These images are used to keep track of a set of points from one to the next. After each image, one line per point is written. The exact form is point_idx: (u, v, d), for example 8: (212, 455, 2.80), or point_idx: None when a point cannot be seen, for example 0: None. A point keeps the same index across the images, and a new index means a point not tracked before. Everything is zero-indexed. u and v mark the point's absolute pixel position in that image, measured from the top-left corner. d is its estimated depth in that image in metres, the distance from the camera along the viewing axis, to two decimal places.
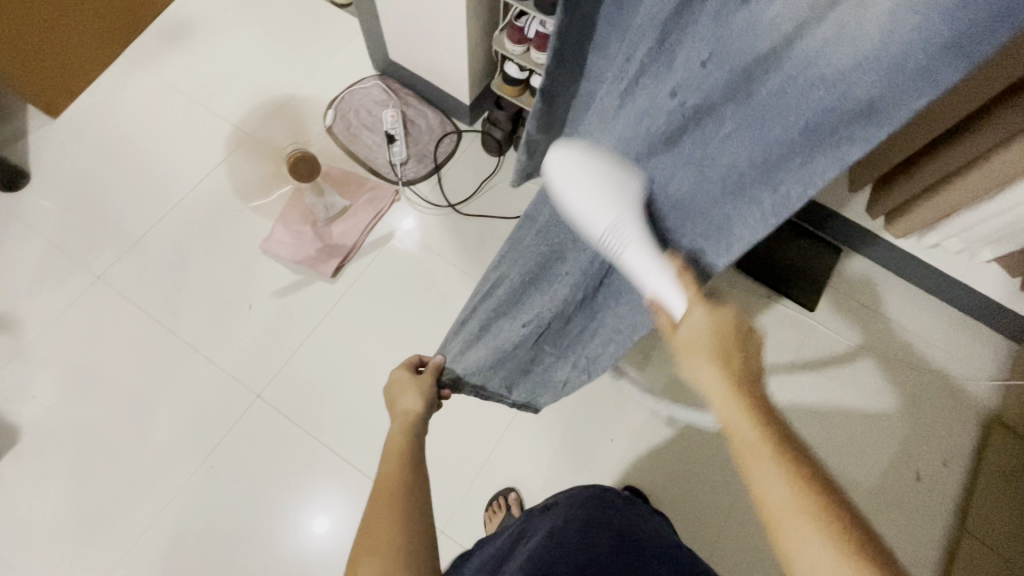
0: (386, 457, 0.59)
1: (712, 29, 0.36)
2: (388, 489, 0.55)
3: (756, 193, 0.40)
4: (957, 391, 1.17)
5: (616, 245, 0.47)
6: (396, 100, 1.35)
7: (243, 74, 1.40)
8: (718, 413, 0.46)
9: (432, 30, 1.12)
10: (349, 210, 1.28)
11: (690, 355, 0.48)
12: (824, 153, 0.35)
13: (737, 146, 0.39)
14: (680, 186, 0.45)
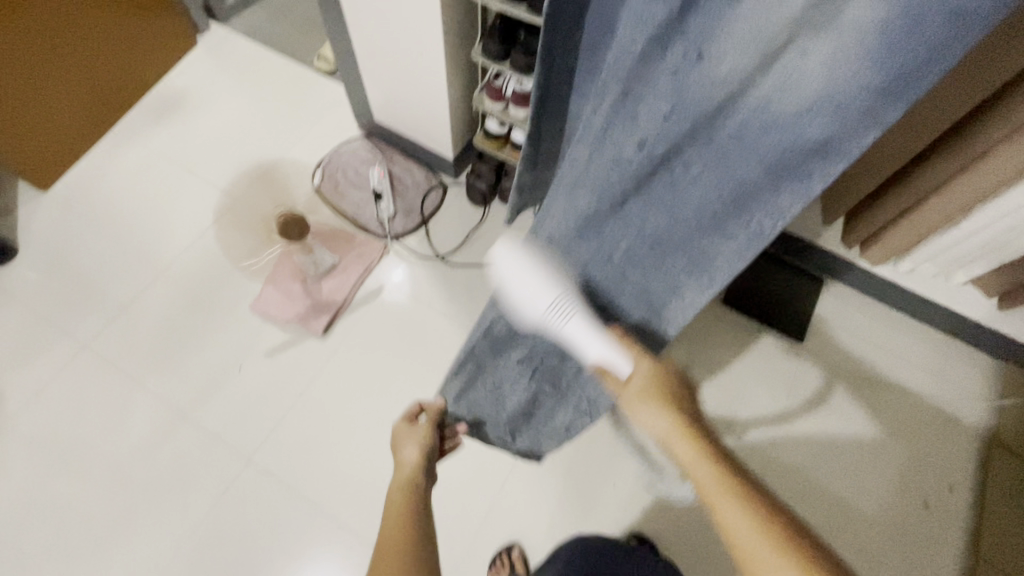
0: (388, 517, 0.57)
1: (672, 87, 0.44)
2: (391, 550, 0.52)
3: (734, 224, 0.50)
4: (954, 413, 1.17)
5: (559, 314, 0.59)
6: (382, 158, 1.39)
7: (232, 141, 1.45)
8: (679, 459, 0.52)
9: (415, 93, 1.18)
10: (338, 266, 1.29)
11: (648, 410, 0.56)
12: (789, 188, 0.45)
13: (708, 186, 0.49)
14: (660, 223, 0.54)
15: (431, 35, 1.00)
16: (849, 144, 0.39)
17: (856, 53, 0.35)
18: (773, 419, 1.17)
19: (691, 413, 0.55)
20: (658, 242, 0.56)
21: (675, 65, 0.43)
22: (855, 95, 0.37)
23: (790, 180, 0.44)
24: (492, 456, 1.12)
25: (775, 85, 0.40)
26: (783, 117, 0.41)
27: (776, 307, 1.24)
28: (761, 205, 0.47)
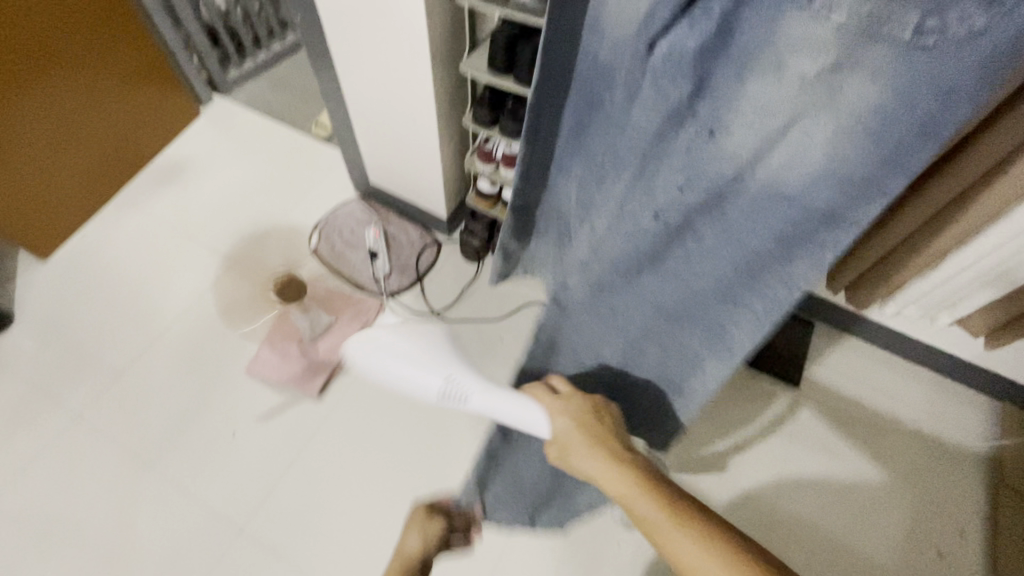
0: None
1: (687, 169, 0.53)
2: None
3: (754, 286, 0.58)
4: (958, 455, 1.16)
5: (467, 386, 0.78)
6: (377, 218, 1.43)
7: (231, 205, 1.49)
8: (614, 494, 0.63)
9: (409, 157, 1.24)
10: (334, 325, 1.30)
11: (581, 457, 0.68)
12: (801, 257, 0.53)
13: (723, 252, 0.58)
14: (688, 277, 0.63)
15: (423, 104, 1.06)
16: (853, 218, 0.47)
17: (849, 147, 0.43)
18: (776, 468, 1.16)
19: (619, 451, 0.67)
20: (687, 297, 0.65)
21: (691, 145, 0.51)
22: (848, 181, 0.45)
23: (800, 248, 0.52)
24: (493, 517, 1.09)
25: (777, 175, 0.48)
26: (788, 195, 0.49)
27: (772, 353, 1.24)
28: (772, 268, 0.55)
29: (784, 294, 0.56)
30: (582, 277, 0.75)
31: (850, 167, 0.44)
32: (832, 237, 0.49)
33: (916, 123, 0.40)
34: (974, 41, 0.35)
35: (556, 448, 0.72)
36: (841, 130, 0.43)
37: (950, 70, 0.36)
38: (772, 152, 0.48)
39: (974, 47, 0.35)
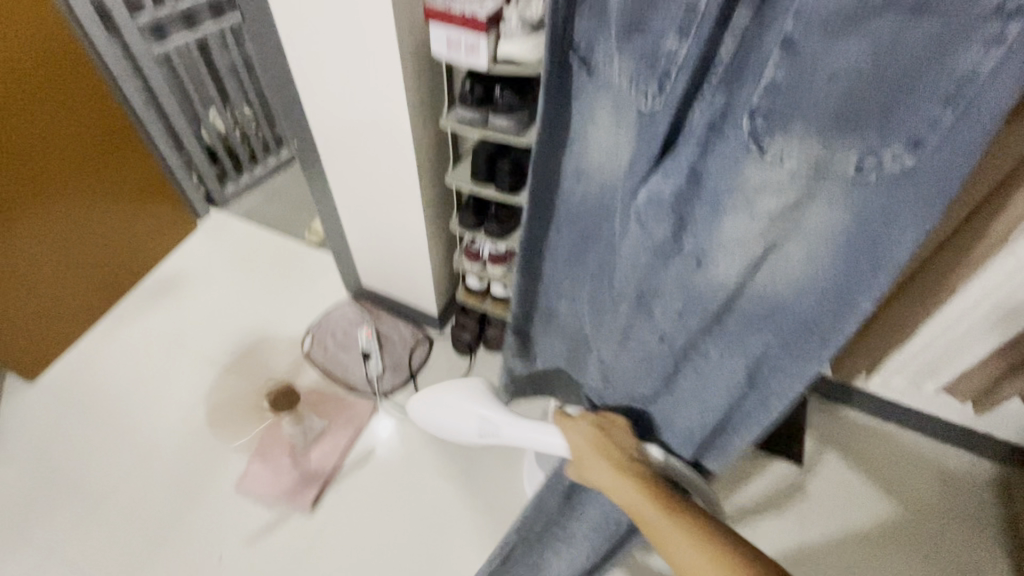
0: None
1: (685, 294, 0.69)
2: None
3: (779, 377, 0.70)
4: (974, 528, 1.13)
5: (492, 422, 0.92)
6: (369, 317, 1.46)
7: (225, 314, 1.52)
8: (619, 499, 0.74)
9: (401, 261, 1.30)
10: (327, 431, 1.28)
11: (596, 468, 0.78)
12: (811, 353, 0.65)
13: (739, 354, 0.71)
14: (722, 373, 0.74)
15: (412, 211, 1.13)
16: (840, 326, 0.61)
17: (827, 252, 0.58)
18: (794, 556, 1.11)
19: (632, 468, 0.77)
20: (708, 391, 0.77)
21: (683, 272, 0.68)
22: (839, 281, 0.59)
23: (807, 336, 0.64)
24: None
25: (773, 276, 0.64)
26: (784, 301, 0.64)
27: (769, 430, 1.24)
28: (786, 363, 0.68)
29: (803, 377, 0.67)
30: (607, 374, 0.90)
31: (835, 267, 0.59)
32: (835, 326, 0.61)
33: (876, 236, 0.54)
34: (904, 181, 0.49)
35: (574, 467, 0.83)
36: (823, 240, 0.58)
37: (888, 202, 0.51)
38: (770, 259, 0.63)
39: (903, 183, 0.50)
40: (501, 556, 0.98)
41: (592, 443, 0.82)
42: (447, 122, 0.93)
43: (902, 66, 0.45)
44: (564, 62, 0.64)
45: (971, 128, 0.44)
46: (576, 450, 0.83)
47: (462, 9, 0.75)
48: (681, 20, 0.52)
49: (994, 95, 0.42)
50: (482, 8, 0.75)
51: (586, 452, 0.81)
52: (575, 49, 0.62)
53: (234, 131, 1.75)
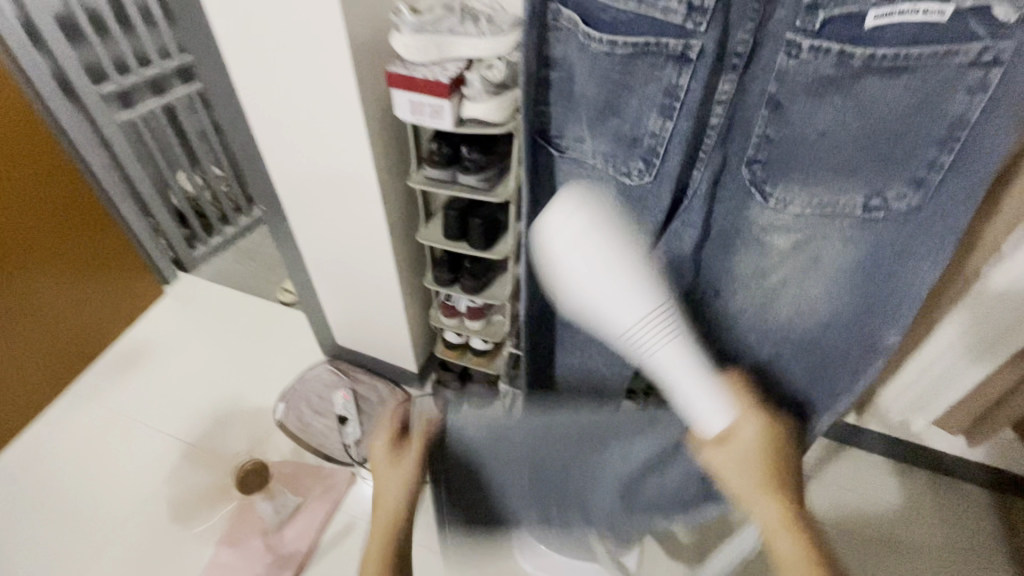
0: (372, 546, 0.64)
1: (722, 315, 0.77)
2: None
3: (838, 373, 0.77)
4: (983, 566, 1.08)
5: (662, 335, 0.52)
6: (347, 379, 1.38)
7: (193, 384, 1.45)
8: (769, 534, 0.50)
9: (377, 319, 1.26)
10: (302, 506, 1.21)
11: (749, 487, 0.51)
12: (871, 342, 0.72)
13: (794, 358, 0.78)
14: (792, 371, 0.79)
15: (386, 269, 1.10)
16: (890, 323, 0.69)
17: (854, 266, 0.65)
18: None
19: (791, 492, 0.52)
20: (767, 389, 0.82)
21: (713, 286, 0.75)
22: (861, 287, 0.68)
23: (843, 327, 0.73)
24: None
25: (793, 302, 0.72)
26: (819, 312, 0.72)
27: None
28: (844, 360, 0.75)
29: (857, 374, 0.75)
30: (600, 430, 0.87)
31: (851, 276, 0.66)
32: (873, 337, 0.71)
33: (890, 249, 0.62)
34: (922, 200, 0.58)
35: (727, 462, 0.52)
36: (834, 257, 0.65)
37: (898, 225, 0.61)
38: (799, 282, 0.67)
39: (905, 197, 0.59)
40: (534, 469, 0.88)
41: (767, 451, 0.52)
42: (416, 181, 0.91)
43: (887, 112, 0.54)
44: (541, 147, 0.67)
45: (972, 149, 0.54)
46: (741, 448, 0.52)
47: (423, 74, 0.75)
48: (670, 93, 0.57)
49: (988, 125, 0.53)
50: (443, 72, 0.76)
51: (750, 451, 0.52)
52: (547, 135, 0.65)
53: (203, 193, 1.73)
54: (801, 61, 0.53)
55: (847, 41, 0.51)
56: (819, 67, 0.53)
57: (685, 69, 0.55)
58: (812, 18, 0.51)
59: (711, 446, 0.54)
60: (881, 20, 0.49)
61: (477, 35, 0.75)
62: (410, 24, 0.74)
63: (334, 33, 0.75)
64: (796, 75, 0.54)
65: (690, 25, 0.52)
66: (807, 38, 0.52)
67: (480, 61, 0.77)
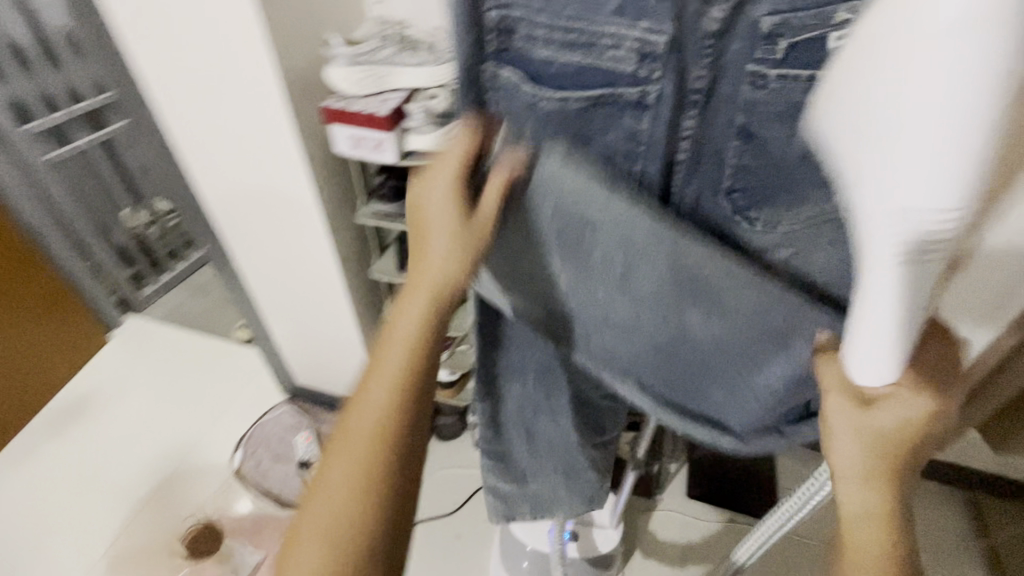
0: (379, 387, 0.43)
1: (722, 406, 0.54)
2: (373, 454, 0.42)
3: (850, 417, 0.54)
4: (957, 564, 1.09)
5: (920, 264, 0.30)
6: (308, 419, 1.33)
7: (141, 435, 1.36)
8: (843, 505, 0.39)
9: (335, 356, 1.20)
10: (263, 562, 1.15)
11: (854, 463, 0.39)
12: None
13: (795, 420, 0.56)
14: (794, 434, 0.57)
15: (341, 308, 1.05)
16: None
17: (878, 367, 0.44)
18: None
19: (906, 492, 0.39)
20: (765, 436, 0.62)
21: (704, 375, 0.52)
22: None
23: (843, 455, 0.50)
24: None
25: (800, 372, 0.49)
26: None
27: (742, 485, 1.17)
28: None
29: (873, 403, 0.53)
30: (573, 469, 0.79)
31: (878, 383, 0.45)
32: None
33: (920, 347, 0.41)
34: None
35: (855, 431, 0.38)
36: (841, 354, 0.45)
37: None
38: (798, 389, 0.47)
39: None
40: (498, 494, 0.77)
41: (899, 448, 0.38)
42: (363, 216, 0.87)
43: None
44: None
45: None
46: (879, 428, 0.38)
47: (361, 107, 0.72)
48: (622, 148, 0.41)
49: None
50: (382, 104, 0.72)
51: (885, 428, 0.38)
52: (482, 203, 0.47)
53: (146, 224, 1.62)
54: (767, 96, 0.37)
55: (813, 68, 0.35)
56: (788, 101, 0.37)
57: (647, 119, 0.39)
58: (773, 46, 0.35)
59: (843, 393, 0.39)
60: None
61: (416, 64, 0.71)
62: (344, 56, 0.71)
63: (261, 68, 0.71)
64: (761, 109, 0.37)
65: (643, 71, 0.38)
66: (768, 66, 0.36)
67: (421, 91, 0.74)
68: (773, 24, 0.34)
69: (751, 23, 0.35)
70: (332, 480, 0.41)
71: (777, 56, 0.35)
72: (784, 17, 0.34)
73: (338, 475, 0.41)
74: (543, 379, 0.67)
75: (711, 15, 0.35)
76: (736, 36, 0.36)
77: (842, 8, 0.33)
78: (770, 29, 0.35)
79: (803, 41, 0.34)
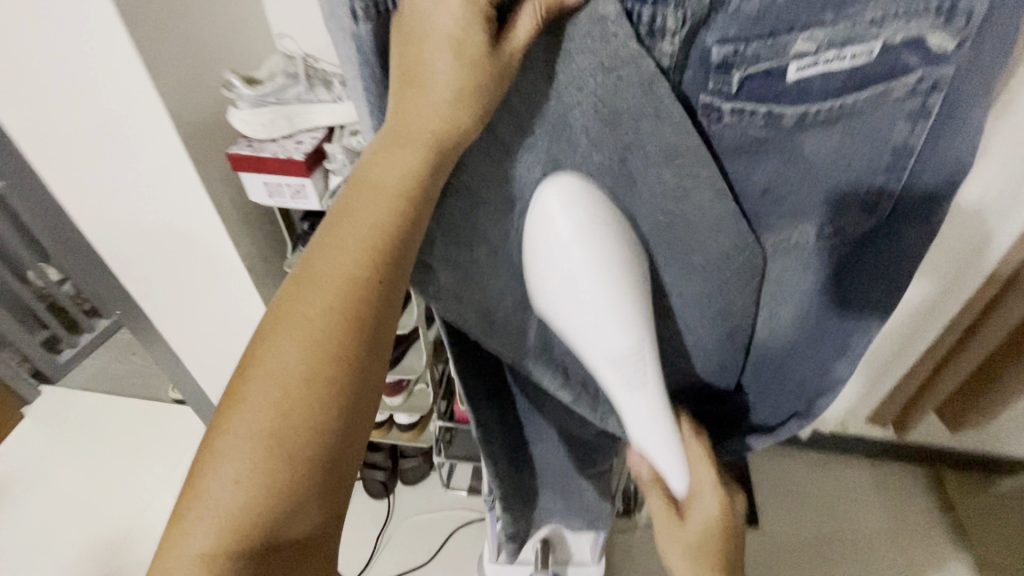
0: (343, 258, 0.32)
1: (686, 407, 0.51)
2: (324, 350, 0.32)
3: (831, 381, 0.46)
4: (927, 545, 1.12)
5: (629, 385, 0.39)
6: None
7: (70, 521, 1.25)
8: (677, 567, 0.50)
9: None
10: None
11: (673, 540, 0.49)
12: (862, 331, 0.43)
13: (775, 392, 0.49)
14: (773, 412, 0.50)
15: None
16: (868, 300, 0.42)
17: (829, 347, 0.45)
18: None
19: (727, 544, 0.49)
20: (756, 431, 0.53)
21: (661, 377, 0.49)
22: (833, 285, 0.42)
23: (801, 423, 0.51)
24: None
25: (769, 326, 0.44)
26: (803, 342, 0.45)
27: None
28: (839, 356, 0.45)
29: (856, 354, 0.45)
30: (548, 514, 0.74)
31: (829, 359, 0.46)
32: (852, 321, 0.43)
33: (863, 314, 0.43)
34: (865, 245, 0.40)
35: (668, 522, 0.48)
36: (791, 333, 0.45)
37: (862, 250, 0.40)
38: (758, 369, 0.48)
39: (906, 253, 0.39)
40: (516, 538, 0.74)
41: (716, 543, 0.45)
42: (293, 266, 0.79)
43: (848, 176, 0.36)
44: None
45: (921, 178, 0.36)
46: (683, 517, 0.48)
47: (273, 151, 0.65)
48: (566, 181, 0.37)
49: (943, 155, 0.34)
50: (298, 146, 0.65)
51: (693, 540, 0.47)
52: None
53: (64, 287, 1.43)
54: (723, 131, 0.34)
55: (771, 101, 0.32)
56: (745, 136, 0.34)
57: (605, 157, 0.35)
58: (725, 78, 0.32)
59: (659, 504, 0.49)
60: (807, 73, 0.31)
61: (332, 100, 0.65)
62: (246, 97, 0.63)
63: (157, 119, 0.62)
64: (718, 142, 0.34)
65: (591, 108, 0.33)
66: (722, 100, 0.32)
67: (342, 128, 0.67)
68: (724, 54, 0.31)
69: (700, 52, 0.31)
70: (271, 368, 0.32)
71: (732, 90, 0.32)
72: (733, 47, 0.31)
73: (277, 365, 0.32)
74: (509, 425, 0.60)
75: (659, 47, 0.31)
76: (687, 67, 0.32)
77: (798, 37, 0.30)
78: (720, 60, 0.31)
79: (755, 74, 0.31)
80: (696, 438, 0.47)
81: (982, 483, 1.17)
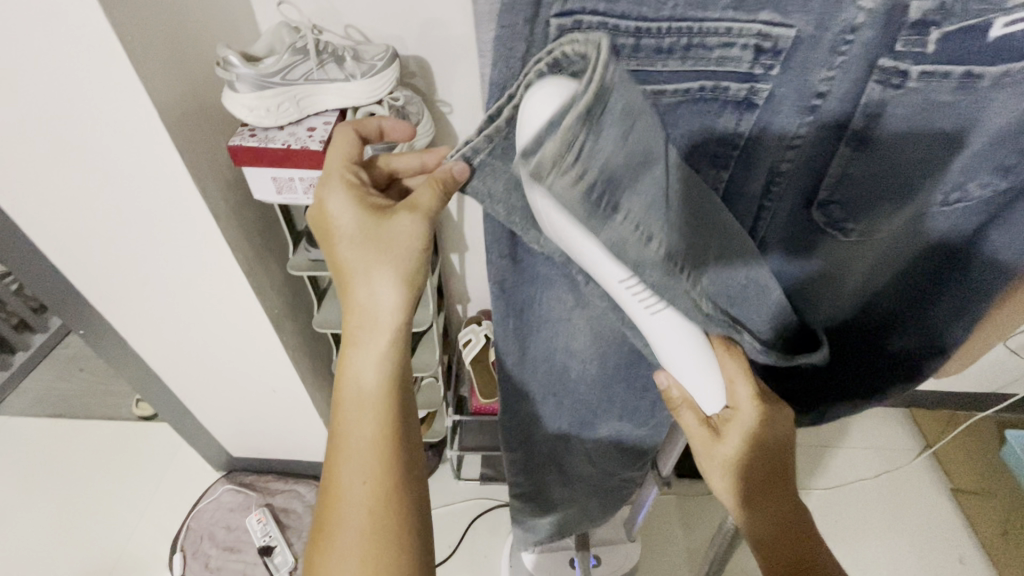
0: (357, 440, 0.44)
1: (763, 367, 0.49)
2: (376, 477, 0.43)
3: (905, 335, 0.48)
4: (913, 479, 1.20)
5: (649, 309, 0.34)
6: (257, 493, 1.11)
7: (24, 559, 1.09)
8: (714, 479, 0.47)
9: (279, 420, 1.02)
10: None
11: (707, 462, 0.46)
12: (955, 292, 0.43)
13: (843, 337, 0.50)
14: (835, 360, 0.51)
15: (280, 369, 0.88)
16: (982, 263, 0.41)
17: (929, 311, 0.45)
18: None
19: (769, 469, 0.44)
20: (819, 393, 0.53)
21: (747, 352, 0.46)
22: (934, 245, 0.41)
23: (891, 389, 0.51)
24: None
25: (861, 279, 0.44)
26: (882, 292, 0.46)
27: None
28: (919, 309, 0.46)
29: (956, 314, 0.44)
30: (595, 501, 0.72)
31: (928, 323, 0.46)
32: (946, 278, 0.43)
33: (972, 256, 0.41)
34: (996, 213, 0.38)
35: (700, 445, 0.44)
36: (886, 301, 0.46)
37: (986, 215, 0.38)
38: (851, 336, 0.49)
39: None
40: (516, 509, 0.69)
41: (758, 448, 0.42)
42: (300, 267, 0.72)
43: (997, 138, 0.32)
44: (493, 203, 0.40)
45: None
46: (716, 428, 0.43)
47: (284, 141, 0.56)
48: (710, 149, 0.35)
49: None
50: (311, 134, 0.57)
51: (731, 454, 0.43)
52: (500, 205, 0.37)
53: (12, 293, 1.34)
54: (902, 98, 0.31)
55: (966, 62, 0.29)
56: (927, 101, 0.31)
57: (750, 120, 0.33)
58: (921, 37, 0.29)
59: (692, 421, 0.43)
60: (1014, 30, 0.28)
61: (344, 79, 0.57)
62: (246, 78, 0.53)
63: (126, 102, 0.51)
64: (890, 115, 0.32)
65: (758, 70, 0.31)
66: (910, 63, 0.30)
67: (354, 109, 0.60)
68: (926, 10, 0.28)
69: (893, 4, 0.29)
70: (338, 500, 0.43)
71: (926, 52, 0.29)
72: (939, 3, 0.28)
73: (350, 488, 0.43)
74: (550, 408, 0.56)
75: (854, 7, 0.29)
76: (872, 25, 0.29)
77: None
78: (920, 18, 0.29)
79: (956, 32, 0.29)
80: (729, 352, 0.40)
81: (952, 422, 1.26)
